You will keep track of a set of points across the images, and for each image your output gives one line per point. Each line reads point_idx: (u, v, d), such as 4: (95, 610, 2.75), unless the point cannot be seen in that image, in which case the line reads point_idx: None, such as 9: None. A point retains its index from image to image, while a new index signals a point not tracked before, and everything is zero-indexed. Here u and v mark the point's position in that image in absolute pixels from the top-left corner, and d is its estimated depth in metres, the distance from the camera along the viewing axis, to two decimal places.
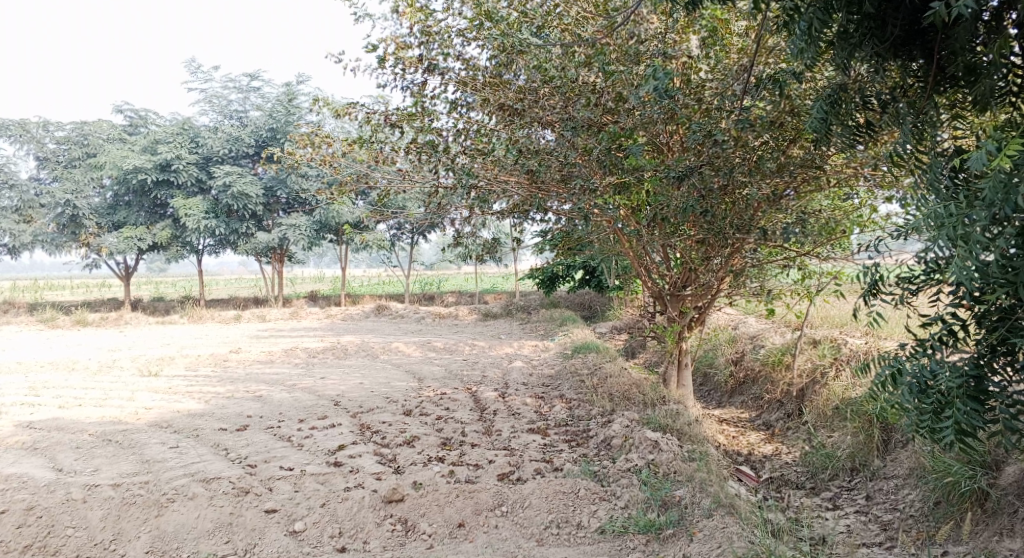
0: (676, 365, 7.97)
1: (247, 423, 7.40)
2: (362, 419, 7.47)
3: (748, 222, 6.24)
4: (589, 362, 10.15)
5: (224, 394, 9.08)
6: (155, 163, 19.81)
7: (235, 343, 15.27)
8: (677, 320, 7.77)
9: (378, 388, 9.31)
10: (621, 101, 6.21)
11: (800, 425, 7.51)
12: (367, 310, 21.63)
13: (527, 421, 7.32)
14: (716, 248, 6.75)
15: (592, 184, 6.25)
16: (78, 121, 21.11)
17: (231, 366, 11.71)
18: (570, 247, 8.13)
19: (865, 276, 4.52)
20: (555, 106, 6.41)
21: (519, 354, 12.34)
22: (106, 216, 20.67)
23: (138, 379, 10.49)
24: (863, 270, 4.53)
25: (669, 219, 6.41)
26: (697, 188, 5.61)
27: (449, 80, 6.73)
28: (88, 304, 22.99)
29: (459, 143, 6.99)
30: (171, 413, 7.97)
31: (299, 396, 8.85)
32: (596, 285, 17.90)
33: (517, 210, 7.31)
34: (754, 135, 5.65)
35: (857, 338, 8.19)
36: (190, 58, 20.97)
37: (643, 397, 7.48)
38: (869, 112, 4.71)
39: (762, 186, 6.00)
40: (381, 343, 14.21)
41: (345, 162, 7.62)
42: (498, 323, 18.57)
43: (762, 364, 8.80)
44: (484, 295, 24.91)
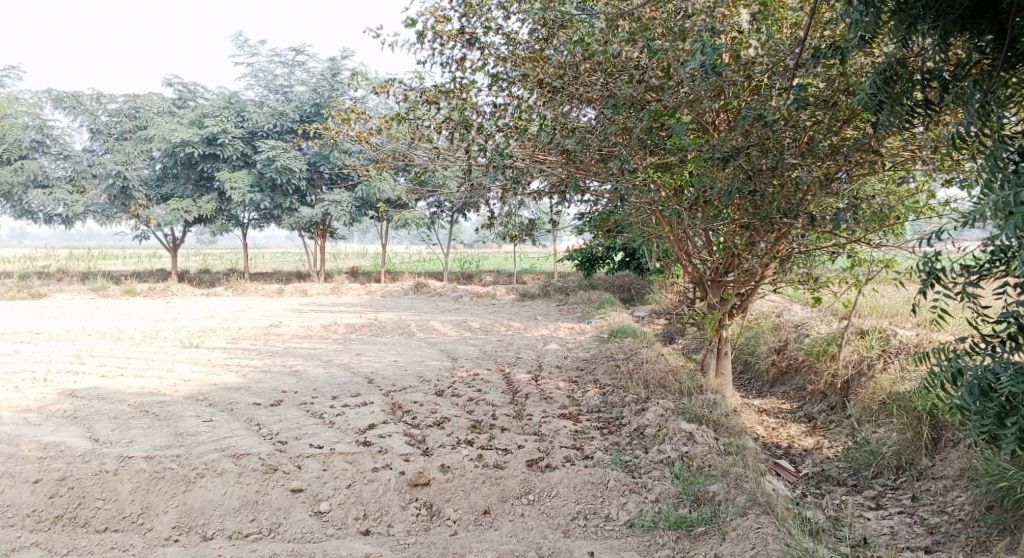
0: (715, 354, 7.74)
1: (281, 398, 7.44)
2: (394, 398, 7.44)
3: (795, 207, 5.98)
4: (626, 346, 9.97)
5: (260, 368, 9.16)
6: (202, 137, 20.09)
7: (275, 316, 15.46)
8: (718, 306, 7.54)
9: (412, 367, 9.28)
10: (665, 79, 5.98)
11: (844, 419, 7.24)
12: (407, 287, 21.70)
13: (560, 406, 7.20)
14: (760, 233, 6.50)
15: (632, 164, 6.04)
16: (129, 94, 21.48)
17: (270, 339, 11.83)
18: (608, 229, 7.94)
19: (925, 265, 4.28)
20: (596, 83, 6.22)
21: (556, 336, 12.21)
22: (154, 188, 21.07)
23: (179, 350, 10.66)
24: (922, 259, 4.29)
25: (711, 202, 6.17)
26: (743, 170, 5.36)
27: (489, 56, 6.58)
28: (137, 274, 23.55)
29: (497, 121, 6.84)
30: (208, 386, 8.05)
31: (333, 372, 8.88)
32: (636, 268, 17.64)
33: (555, 190, 7.13)
34: (802, 116, 5.41)
35: (908, 330, 7.84)
36: (237, 32, 21.14)
37: (679, 385, 7.28)
38: (930, 91, 4.46)
39: (812, 169, 5.72)
40: (419, 321, 14.22)
41: (382, 138, 7.53)
42: (536, 303, 18.44)
43: (806, 354, 8.51)
44: (523, 275, 24.79)
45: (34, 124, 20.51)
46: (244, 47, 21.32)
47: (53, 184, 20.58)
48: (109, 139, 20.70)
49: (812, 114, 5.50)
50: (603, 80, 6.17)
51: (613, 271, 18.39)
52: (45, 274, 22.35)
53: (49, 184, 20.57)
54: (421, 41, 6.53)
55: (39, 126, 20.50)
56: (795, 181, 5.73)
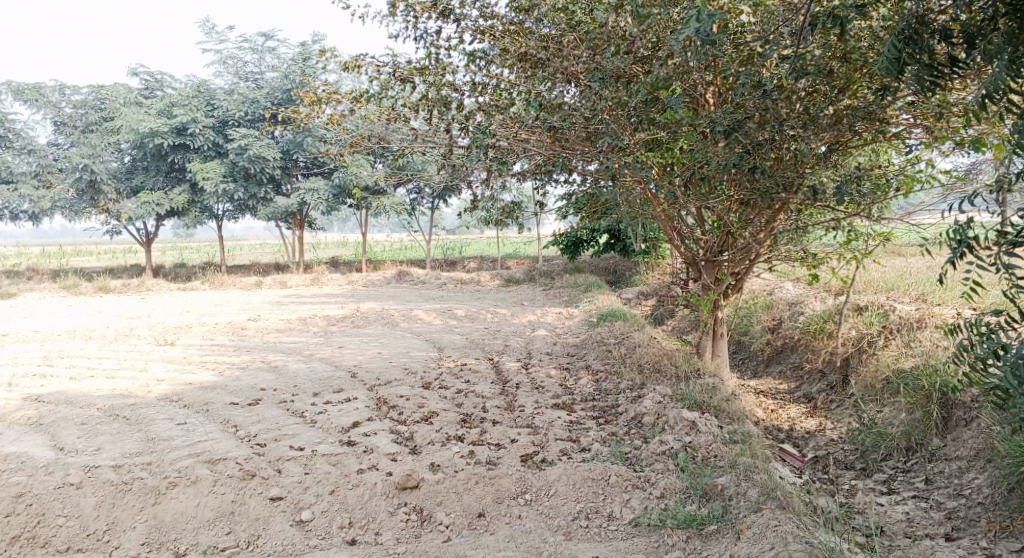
0: (711, 336, 7.46)
1: (259, 397, 7.08)
2: (379, 392, 7.11)
3: (795, 180, 5.70)
4: (616, 330, 9.69)
5: (238, 365, 8.78)
6: (172, 127, 19.48)
7: (254, 310, 15.02)
8: (713, 287, 7.26)
9: (397, 358, 8.95)
10: (654, 48, 5.65)
11: (845, 399, 7.02)
12: (388, 276, 21.30)
13: (552, 396, 6.91)
14: (757, 208, 6.22)
15: (623, 139, 5.73)
16: (94, 85, 20.77)
17: (247, 335, 11.41)
18: (596, 209, 7.62)
19: (957, 234, 4.10)
20: (581, 55, 5.90)
21: (542, 322, 11.91)
22: (124, 182, 20.46)
23: (153, 349, 10.23)
24: (955, 227, 4.12)
25: (706, 177, 5.86)
26: (743, 141, 5.05)
27: (467, 30, 6.24)
28: (110, 271, 22.92)
29: (478, 98, 6.49)
30: (183, 386, 7.67)
31: (314, 367, 8.53)
32: (621, 249, 17.37)
33: (541, 169, 6.79)
34: (801, 83, 5.12)
35: (906, 304, 7.63)
36: (204, 17, 20.46)
37: (675, 370, 7.01)
38: (953, 49, 4.19)
39: (812, 140, 5.44)
40: (401, 310, 13.84)
41: (357, 120, 7.14)
42: (521, 288, 18.13)
43: (802, 333, 8.28)
44: (506, 260, 24.46)
45: None
46: (213, 33, 20.68)
47: (18, 180, 19.87)
48: (74, 131, 20.00)
49: (812, 80, 5.21)
50: (588, 51, 5.84)
51: (598, 253, 18.13)
52: (14, 273, 21.64)
53: (14, 180, 19.89)
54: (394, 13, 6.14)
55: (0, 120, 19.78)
56: (796, 152, 5.44)
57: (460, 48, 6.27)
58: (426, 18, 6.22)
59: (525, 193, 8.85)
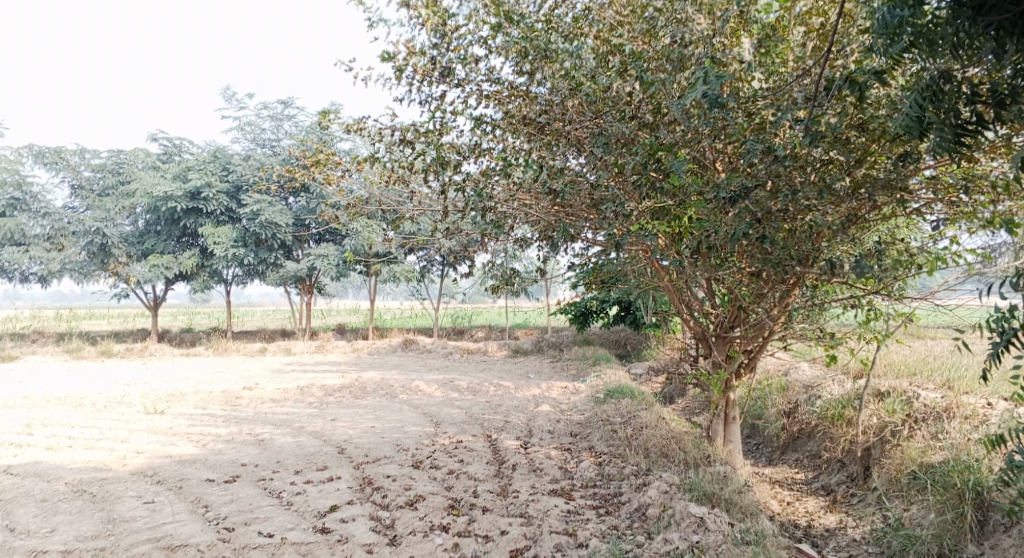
0: (722, 419, 6.94)
1: (238, 473, 6.65)
2: (366, 471, 6.66)
3: (810, 254, 5.36)
4: (623, 408, 9.22)
5: (223, 437, 8.36)
6: (185, 191, 19.59)
7: (254, 377, 14.65)
8: (724, 365, 6.83)
9: (391, 433, 8.51)
10: (662, 116, 5.42)
11: (868, 493, 6.49)
12: (394, 344, 20.96)
13: (550, 480, 6.44)
14: (770, 284, 5.87)
15: (626, 210, 5.45)
16: (113, 149, 21.02)
17: (241, 404, 11.01)
18: (601, 281, 7.29)
19: (995, 319, 3.75)
20: (585, 121, 5.68)
21: (547, 397, 11.45)
22: (135, 245, 20.49)
23: (141, 417, 9.83)
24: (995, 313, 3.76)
25: (715, 250, 5.53)
26: (752, 212, 4.75)
27: (471, 96, 6.08)
28: (116, 333, 22.73)
29: (479, 164, 6.28)
30: (162, 459, 7.25)
31: (303, 441, 8.09)
32: (631, 322, 16.97)
33: (542, 239, 6.52)
34: (813, 154, 4.86)
35: (932, 391, 7.14)
36: (224, 85, 20.88)
37: (683, 455, 6.52)
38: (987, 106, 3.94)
39: (827, 213, 5.13)
40: (402, 381, 13.42)
41: (356, 185, 6.93)
42: (528, 360, 17.67)
43: (819, 418, 7.80)
44: (515, 330, 24.07)
45: (12, 180, 19.99)
46: (231, 101, 21.04)
47: (30, 241, 19.90)
48: (89, 194, 20.11)
49: (827, 152, 4.93)
50: (593, 118, 5.63)
51: (608, 326, 17.72)
52: (19, 334, 21.50)
53: (25, 242, 19.94)
54: (397, 78, 6.01)
55: (17, 182, 19.99)
56: (810, 226, 5.13)
57: (463, 114, 6.09)
58: (430, 83, 6.08)
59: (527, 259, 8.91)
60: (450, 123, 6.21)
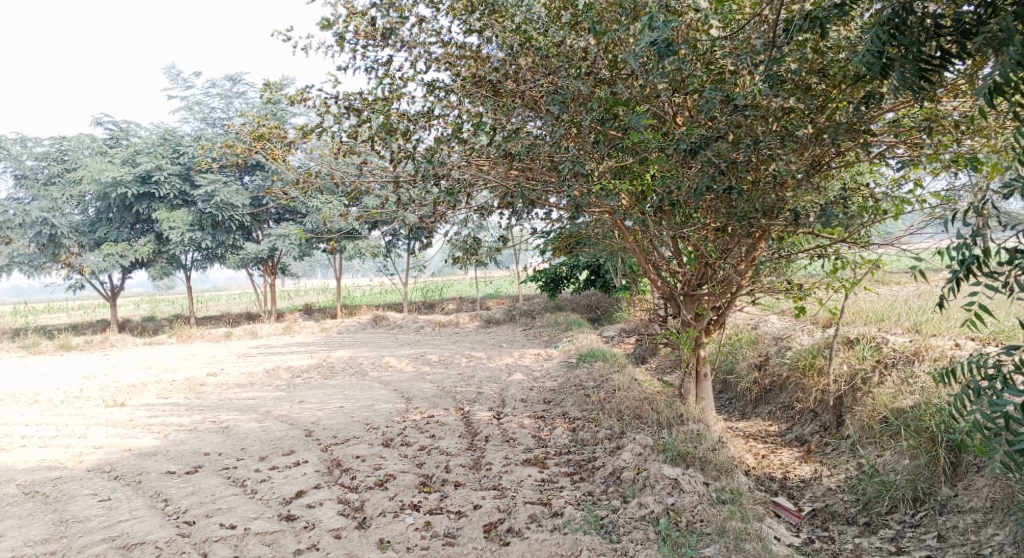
0: (693, 377, 6.85)
1: (200, 464, 6.42)
2: (334, 453, 6.48)
3: (774, 204, 5.22)
4: (595, 372, 9.12)
5: (186, 427, 8.09)
6: (136, 176, 18.92)
7: (219, 363, 14.29)
8: (693, 323, 6.73)
9: (360, 412, 8.32)
10: (618, 70, 5.20)
11: (841, 441, 6.48)
12: (364, 321, 20.68)
13: (523, 449, 6.31)
14: (735, 237, 5.75)
15: (586, 168, 5.26)
16: (57, 136, 20.18)
17: (205, 391, 10.72)
18: (566, 245, 7.11)
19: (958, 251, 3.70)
20: (539, 79, 5.44)
21: (519, 365, 11.33)
22: (87, 235, 19.81)
23: (100, 411, 9.49)
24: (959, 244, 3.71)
25: (678, 205, 5.38)
26: (715, 163, 4.58)
27: (419, 58, 5.80)
28: (75, 327, 22.08)
29: (432, 129, 6.02)
30: (121, 454, 6.98)
31: (268, 426, 7.86)
32: (601, 285, 16.89)
33: (502, 203, 6.31)
34: (774, 100, 4.70)
35: (900, 336, 7.14)
36: (170, 64, 20.10)
37: (657, 416, 6.43)
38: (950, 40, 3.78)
39: (790, 161, 4.99)
40: (372, 357, 13.20)
41: (304, 158, 6.63)
42: (500, 329, 17.54)
43: (790, 370, 7.78)
44: (486, 300, 23.90)
45: None
46: (178, 80, 20.30)
47: None
48: (34, 184, 19.32)
49: (788, 98, 4.77)
50: (547, 76, 5.39)
51: (578, 290, 17.62)
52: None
53: None
54: (340, 43, 5.71)
55: None
56: (774, 175, 4.97)
57: (413, 79, 5.81)
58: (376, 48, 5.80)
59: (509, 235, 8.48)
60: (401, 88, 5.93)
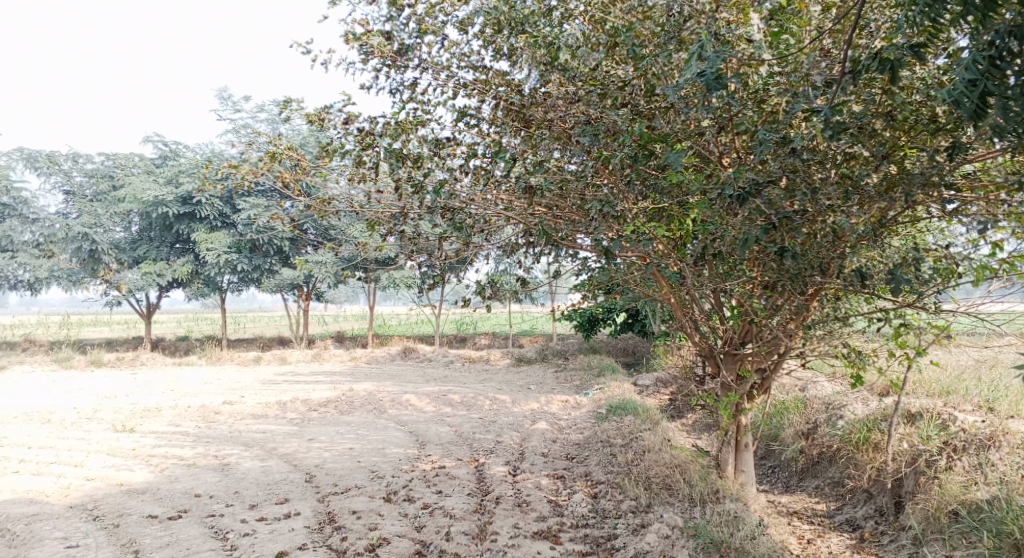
0: (733, 447, 6.08)
1: (186, 508, 5.95)
2: (330, 507, 5.94)
3: (832, 259, 4.55)
4: (625, 427, 8.41)
5: (185, 462, 7.64)
6: (177, 195, 18.95)
7: (241, 390, 13.92)
8: (734, 386, 6.02)
9: (369, 457, 7.76)
10: (658, 103, 4.65)
11: (900, 532, 5.68)
12: (393, 352, 20.18)
13: (537, 517, 5.68)
14: (786, 296, 5.09)
15: (617, 212, 4.70)
16: (107, 152, 20.39)
17: (218, 421, 10.30)
18: (597, 291, 6.51)
19: None
20: (573, 110, 4.93)
21: (546, 413, 10.66)
22: (126, 252, 19.91)
23: (105, 437, 9.11)
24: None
25: (722, 257, 4.78)
26: (765, 212, 3.96)
27: (450, 84, 5.36)
28: (109, 343, 22.09)
29: (455, 158, 5.54)
30: (109, 490, 6.53)
31: (270, 467, 7.37)
32: (639, 330, 16.19)
33: (527, 242, 5.76)
34: (835, 143, 4.08)
35: (970, 414, 6.31)
36: (221, 86, 20.20)
37: (688, 490, 5.73)
38: None
39: (853, 214, 4.35)
40: (394, 393, 12.68)
41: (321, 184, 6.20)
42: (531, 370, 16.86)
43: (841, 442, 7.01)
44: (519, 338, 23.25)
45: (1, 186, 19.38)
46: (228, 102, 20.38)
47: (18, 248, 19.30)
48: (80, 199, 19.46)
49: (853, 141, 4.14)
50: (580, 106, 4.87)
51: (615, 334, 16.93)
52: (10, 345, 20.87)
53: (14, 249, 19.38)
54: (363, 62, 5.29)
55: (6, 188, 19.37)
56: (834, 228, 4.30)
57: (442, 105, 5.34)
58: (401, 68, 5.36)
59: (557, 282, 7.70)
60: (426, 114, 5.46)
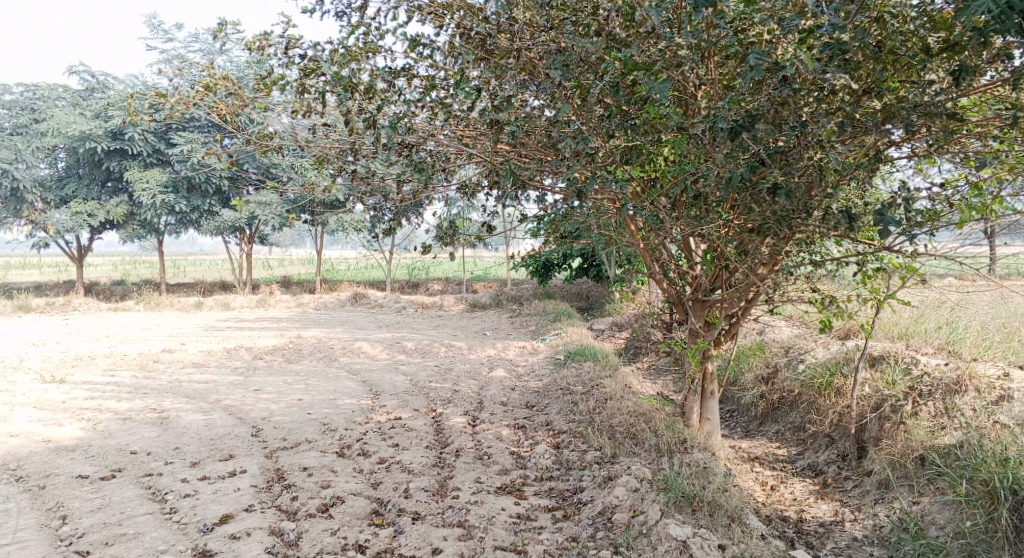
0: (699, 395, 5.89)
1: (120, 467, 5.53)
2: (279, 463, 5.59)
3: (814, 198, 4.28)
4: (584, 374, 8.20)
5: (121, 415, 7.16)
6: (106, 131, 17.76)
7: (182, 337, 13.31)
8: (702, 333, 5.79)
9: (319, 408, 7.39)
10: (635, 30, 4.24)
11: (864, 478, 5.64)
12: (342, 298, 19.65)
13: (499, 470, 5.45)
14: (762, 240, 4.83)
15: (590, 149, 4.33)
16: (27, 84, 18.88)
17: (157, 370, 9.76)
18: (560, 234, 6.18)
19: None
20: (540, 38, 4.49)
21: (503, 359, 10.41)
22: (53, 192, 18.71)
23: (32, 389, 8.51)
24: None
25: (698, 199, 4.47)
26: (754, 149, 3.65)
27: (403, 10, 4.87)
28: (39, 288, 20.94)
29: (410, 94, 5.07)
30: (35, 447, 6.05)
31: (212, 420, 6.95)
32: (595, 275, 16.02)
33: (488, 181, 5.35)
34: (826, 76, 3.76)
35: (933, 358, 6.26)
36: (150, 14, 18.77)
37: (655, 440, 5.55)
38: None
39: (841, 152, 4.07)
40: (345, 340, 12.27)
41: (259, 116, 5.64)
42: (485, 316, 16.58)
43: (803, 386, 6.93)
44: (473, 283, 22.94)
45: None
46: (159, 31, 19.00)
47: None
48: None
49: (842, 74, 3.84)
50: (548, 33, 4.43)
51: (571, 279, 16.74)
52: None
53: None
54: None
55: None
56: (821, 166, 4.01)
57: (393, 32, 4.85)
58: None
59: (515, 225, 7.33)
60: (377, 41, 4.93)
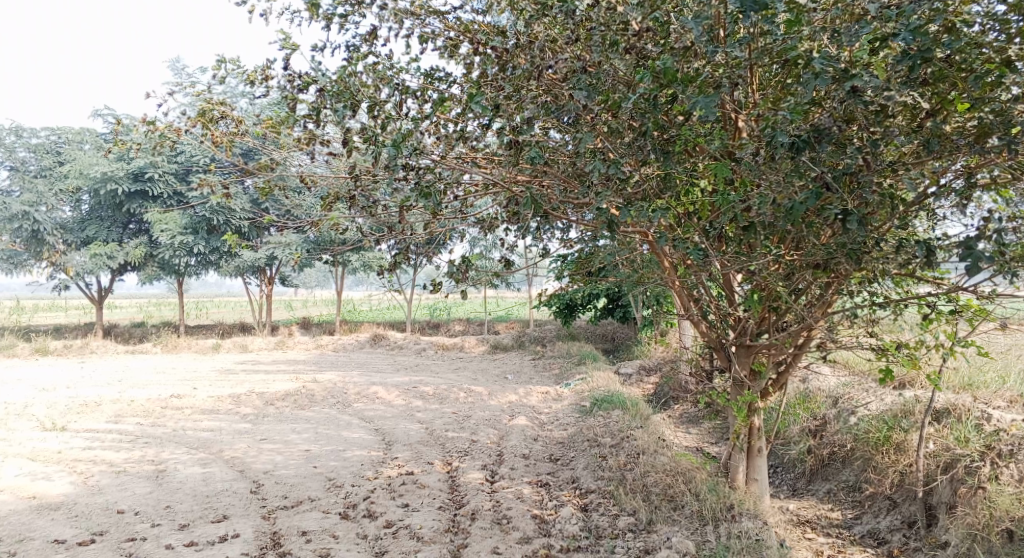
0: (743, 452, 5.23)
1: (102, 529, 5.03)
2: (277, 528, 5.05)
3: (881, 229, 3.72)
4: (613, 424, 7.56)
5: (114, 469, 6.67)
6: (128, 172, 17.68)
7: (194, 381, 12.87)
8: (747, 383, 5.20)
9: (326, 461, 6.84)
10: (672, 43, 3.73)
11: (937, 551, 4.97)
12: (361, 339, 19.21)
13: (519, 538, 4.87)
14: (816, 279, 4.26)
15: (623, 177, 3.82)
16: (52, 126, 18.91)
17: (162, 417, 9.29)
18: (587, 273, 5.64)
19: None
20: (566, 58, 4.03)
21: (525, 406, 9.80)
22: (74, 233, 18.63)
23: (29, 438, 8.07)
24: None
25: (744, 232, 3.93)
26: (817, 171, 3.12)
27: (420, 39, 4.48)
28: (58, 330, 20.79)
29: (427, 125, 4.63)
30: (15, 506, 5.56)
31: (211, 474, 6.43)
32: (621, 315, 15.37)
33: (507, 215, 4.85)
34: (900, 91, 3.23)
35: (1007, 412, 5.59)
36: (174, 56, 18.82)
37: (697, 507, 5.02)
38: None
39: (913, 178, 3.53)
40: (361, 384, 11.75)
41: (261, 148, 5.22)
42: (507, 358, 15.97)
43: (857, 441, 6.26)
44: (495, 324, 22.40)
45: None
46: (183, 74, 19.02)
47: None
48: (22, 176, 17.97)
49: (916, 89, 3.30)
50: (574, 52, 3.97)
51: (596, 320, 16.10)
52: None
53: None
54: (313, 11, 4.27)
55: None
56: (891, 194, 3.46)
57: (406, 67, 4.45)
58: (357, 15, 4.39)
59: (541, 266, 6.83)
60: (387, 71, 4.45)
